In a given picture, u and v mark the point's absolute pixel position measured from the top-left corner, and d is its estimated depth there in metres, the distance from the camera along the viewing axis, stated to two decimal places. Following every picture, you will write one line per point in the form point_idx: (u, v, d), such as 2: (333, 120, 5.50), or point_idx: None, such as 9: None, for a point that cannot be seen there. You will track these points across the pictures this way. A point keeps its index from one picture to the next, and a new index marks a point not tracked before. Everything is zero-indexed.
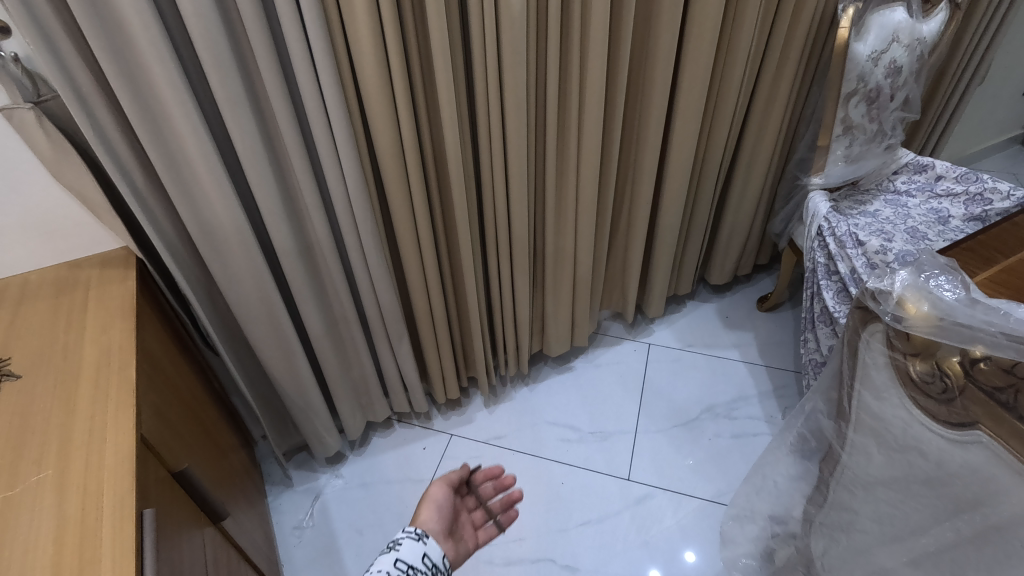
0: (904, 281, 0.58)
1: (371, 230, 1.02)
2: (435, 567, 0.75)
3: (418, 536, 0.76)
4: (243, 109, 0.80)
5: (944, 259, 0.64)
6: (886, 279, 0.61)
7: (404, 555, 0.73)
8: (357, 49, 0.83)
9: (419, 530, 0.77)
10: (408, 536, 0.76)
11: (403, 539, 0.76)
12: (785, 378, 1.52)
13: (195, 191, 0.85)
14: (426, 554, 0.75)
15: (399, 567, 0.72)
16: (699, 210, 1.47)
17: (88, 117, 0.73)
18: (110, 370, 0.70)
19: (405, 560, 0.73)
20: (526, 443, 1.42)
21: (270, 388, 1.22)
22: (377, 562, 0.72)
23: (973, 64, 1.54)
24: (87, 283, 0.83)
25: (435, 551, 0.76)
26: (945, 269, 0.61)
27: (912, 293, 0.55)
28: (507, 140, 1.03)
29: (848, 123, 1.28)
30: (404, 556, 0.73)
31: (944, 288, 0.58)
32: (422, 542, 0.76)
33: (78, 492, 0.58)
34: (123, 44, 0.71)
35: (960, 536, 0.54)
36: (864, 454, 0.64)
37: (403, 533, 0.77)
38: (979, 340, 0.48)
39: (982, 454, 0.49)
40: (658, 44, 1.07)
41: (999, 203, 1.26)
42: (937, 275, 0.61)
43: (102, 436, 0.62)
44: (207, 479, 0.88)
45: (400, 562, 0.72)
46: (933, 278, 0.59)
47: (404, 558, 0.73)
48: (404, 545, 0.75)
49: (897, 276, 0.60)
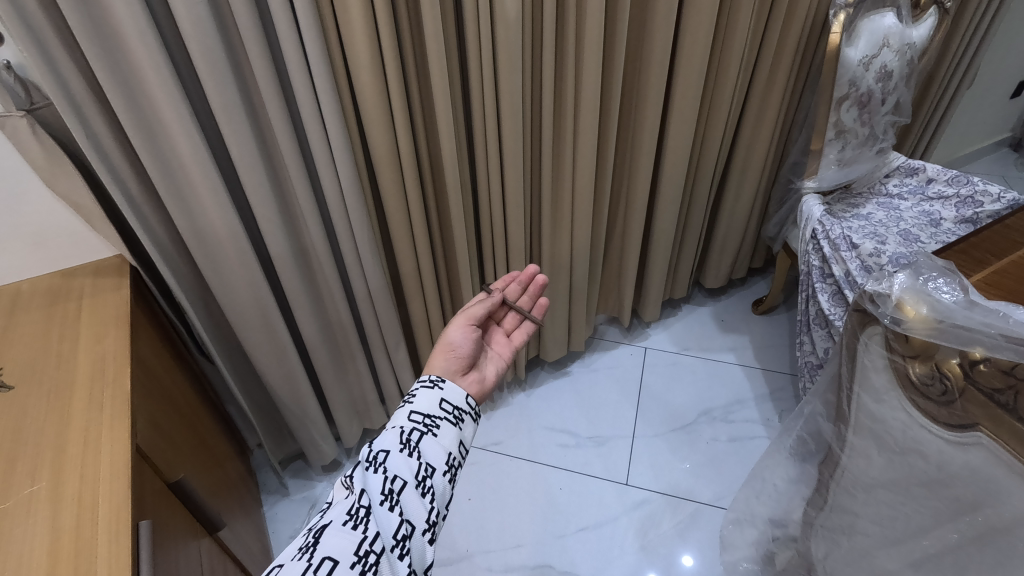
0: (903, 283, 0.58)
1: (367, 236, 1.01)
2: (456, 411, 0.74)
3: (432, 384, 0.76)
4: (238, 115, 0.80)
5: (941, 262, 0.65)
6: (883, 282, 0.61)
7: (419, 406, 0.72)
8: (354, 55, 0.83)
9: (433, 379, 0.76)
10: (422, 387, 0.75)
11: (416, 392, 0.75)
12: (781, 380, 1.52)
13: (190, 199, 0.85)
14: (442, 401, 0.74)
15: (416, 419, 0.70)
16: (694, 214, 1.47)
17: (82, 125, 0.73)
18: (104, 381, 0.69)
19: (420, 411, 0.72)
20: (523, 449, 1.41)
21: (266, 396, 1.21)
22: (392, 420, 0.71)
23: (962, 69, 1.56)
24: (81, 292, 0.82)
25: (454, 395, 0.75)
26: (942, 271, 0.61)
27: (911, 296, 0.56)
28: (503, 146, 1.03)
29: (841, 127, 1.29)
30: (419, 408, 0.72)
31: (943, 291, 0.58)
32: (438, 389, 0.75)
33: (73, 505, 0.57)
34: (118, 52, 0.71)
35: (963, 537, 0.54)
36: (865, 456, 0.64)
37: (416, 386, 0.76)
38: (979, 342, 0.48)
39: (982, 455, 0.49)
40: (653, 49, 1.08)
41: (990, 205, 1.27)
42: (934, 278, 0.61)
43: (97, 447, 0.62)
44: (202, 489, 0.87)
45: (416, 414, 0.71)
46: (931, 281, 0.59)
47: (420, 409, 0.72)
48: (418, 397, 0.73)
49: (895, 279, 0.60)
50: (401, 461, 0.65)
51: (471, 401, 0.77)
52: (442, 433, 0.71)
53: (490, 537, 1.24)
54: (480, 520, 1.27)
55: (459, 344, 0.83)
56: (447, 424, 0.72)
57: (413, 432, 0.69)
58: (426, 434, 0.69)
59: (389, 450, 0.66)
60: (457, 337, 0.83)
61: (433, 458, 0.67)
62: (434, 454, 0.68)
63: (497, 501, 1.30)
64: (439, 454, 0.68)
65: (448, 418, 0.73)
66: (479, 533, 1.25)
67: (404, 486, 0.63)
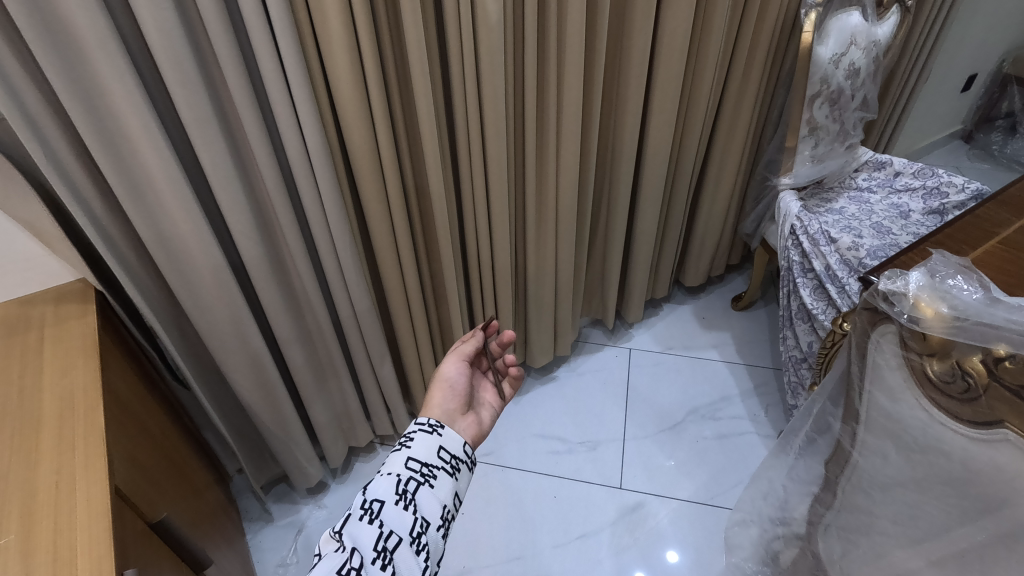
0: (919, 282, 0.59)
1: (349, 249, 0.97)
2: (455, 459, 0.71)
3: (431, 429, 0.71)
4: (210, 127, 0.75)
5: (955, 261, 0.66)
6: (897, 279, 0.62)
7: (416, 453, 0.68)
8: (331, 61, 0.80)
9: (432, 423, 0.72)
10: (420, 430, 0.71)
11: (414, 434, 0.70)
12: (765, 375, 1.54)
13: (160, 217, 0.80)
14: (440, 448, 0.70)
15: (412, 467, 0.67)
16: (675, 213, 1.47)
17: (39, 142, 0.67)
18: (75, 420, 0.64)
19: (417, 458, 0.68)
20: (515, 458, 1.39)
21: (245, 419, 1.15)
22: (388, 464, 0.67)
23: (920, 64, 1.62)
24: (42, 322, 0.76)
25: (452, 443, 0.71)
26: (959, 271, 0.62)
27: (928, 295, 0.57)
28: (487, 153, 1.01)
29: (814, 125, 1.31)
30: (417, 454, 0.68)
31: (963, 289, 0.59)
32: (436, 435, 0.71)
33: (47, 558, 0.52)
34: (77, 63, 0.66)
35: (988, 536, 0.54)
36: (880, 455, 0.64)
37: (413, 428, 0.72)
38: (1002, 339, 0.49)
39: (1007, 451, 0.49)
40: (632, 50, 1.06)
41: (955, 196, 1.31)
42: (952, 275, 0.63)
43: (71, 493, 0.57)
44: (184, 522, 0.81)
45: (413, 461, 0.67)
46: (951, 280, 0.60)
47: (417, 455, 0.68)
48: (415, 441, 0.69)
49: (911, 277, 0.61)
50: (395, 515, 0.62)
51: (467, 448, 0.73)
52: (438, 484, 0.67)
53: (485, 551, 1.21)
54: (475, 535, 1.24)
55: (457, 380, 0.81)
56: (444, 474, 0.68)
57: (409, 482, 0.65)
58: (422, 485, 0.66)
59: (384, 501, 0.63)
60: (456, 371, 0.82)
61: (429, 512, 0.64)
62: (429, 508, 0.64)
63: (492, 515, 1.28)
64: (434, 508, 0.65)
65: (445, 467, 0.69)
66: (474, 548, 1.22)
67: (398, 543, 0.60)
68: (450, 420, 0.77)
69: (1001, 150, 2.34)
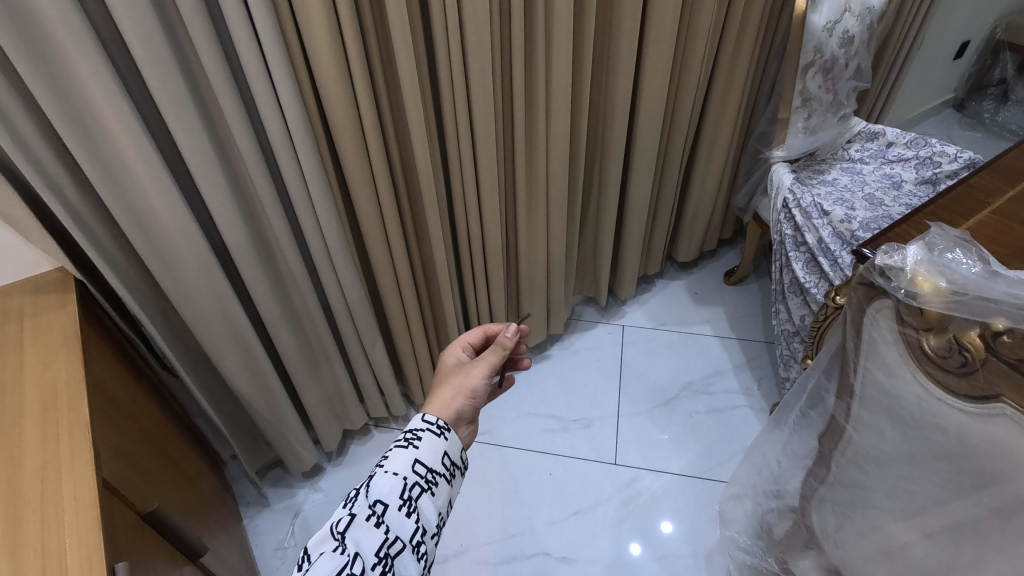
0: (915, 257, 0.59)
1: (336, 231, 0.95)
2: (453, 466, 0.70)
3: (439, 431, 0.70)
4: (186, 108, 0.73)
5: (952, 235, 0.66)
6: (895, 254, 0.62)
7: (423, 456, 0.67)
8: (310, 35, 0.77)
9: (441, 424, 0.71)
10: (427, 431, 0.70)
11: (422, 434, 0.69)
12: (757, 349, 1.55)
13: (139, 204, 0.77)
14: (445, 454, 0.69)
15: (418, 471, 0.66)
16: (667, 187, 1.45)
17: (7, 128, 0.64)
18: (59, 412, 0.62)
19: (424, 462, 0.67)
20: (510, 437, 1.39)
21: (236, 404, 1.14)
22: (392, 462, 0.66)
23: (914, 31, 1.59)
24: (20, 313, 0.74)
25: (454, 449, 0.71)
26: (957, 244, 0.61)
27: (925, 269, 0.57)
28: (474, 129, 0.98)
29: (807, 95, 1.30)
30: (424, 458, 0.67)
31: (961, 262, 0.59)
32: (443, 439, 0.70)
33: (36, 554, 0.51)
34: (41, 43, 0.63)
35: (981, 508, 0.54)
36: (875, 431, 0.64)
37: (422, 425, 0.70)
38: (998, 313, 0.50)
39: (1002, 425, 0.49)
40: (622, 19, 1.03)
41: (947, 165, 1.30)
42: (950, 249, 0.62)
43: (57, 487, 0.56)
44: (178, 512, 0.81)
45: (420, 465, 0.67)
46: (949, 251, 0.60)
47: (424, 459, 0.67)
48: (423, 443, 0.68)
49: (907, 251, 0.61)
50: (399, 521, 0.62)
51: (464, 454, 0.73)
52: (438, 491, 0.67)
53: (482, 529, 1.22)
54: (472, 513, 1.25)
55: (479, 393, 0.78)
56: (444, 480, 0.68)
57: (414, 487, 0.65)
58: (425, 491, 0.65)
59: (388, 504, 0.62)
60: (480, 382, 0.78)
61: (428, 520, 0.64)
62: (429, 516, 0.65)
63: (488, 493, 1.29)
64: (433, 515, 0.65)
65: (445, 474, 0.69)
66: (472, 526, 1.23)
67: (399, 550, 0.61)
68: (455, 421, 0.75)
69: (992, 118, 2.32)
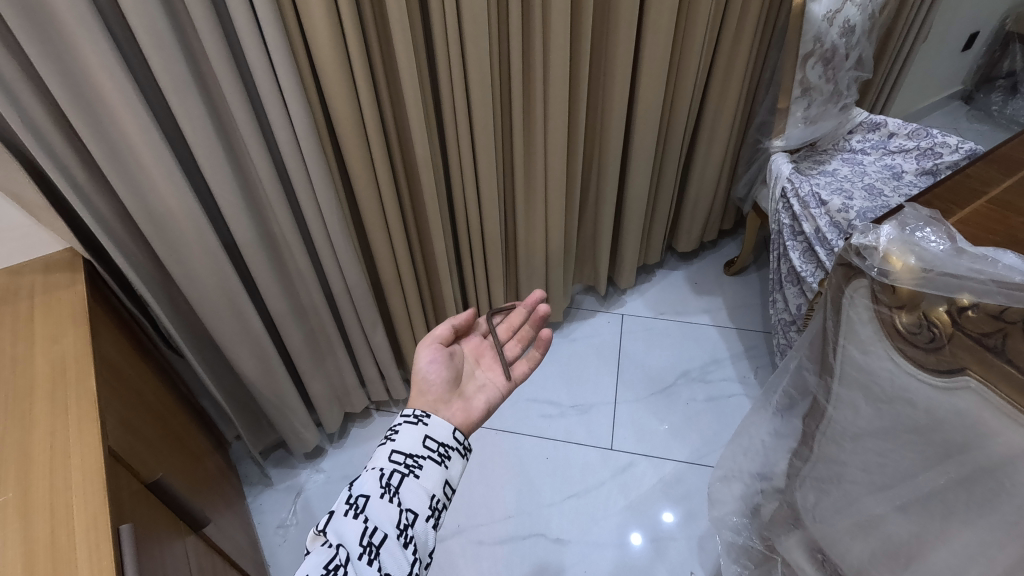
0: (889, 236, 0.61)
1: (337, 216, 0.97)
2: (443, 447, 0.73)
3: (417, 419, 0.74)
4: (190, 93, 0.75)
5: (927, 214, 0.68)
6: (869, 234, 0.64)
7: (401, 445, 0.71)
8: (309, 23, 0.78)
9: (418, 414, 0.75)
10: (405, 422, 0.74)
11: (400, 427, 0.73)
12: (755, 338, 1.56)
13: (145, 185, 0.80)
14: (427, 437, 0.72)
15: (396, 460, 0.69)
16: (667, 176, 1.46)
17: (17, 110, 0.67)
18: (67, 381, 0.65)
19: (402, 450, 0.70)
20: (508, 421, 1.41)
21: (239, 385, 1.17)
22: (372, 460, 0.70)
23: (919, 22, 1.58)
24: (31, 291, 0.77)
25: (439, 431, 0.74)
26: (928, 222, 0.64)
27: (897, 247, 0.59)
28: (472, 116, 1.00)
29: (807, 85, 1.30)
30: (401, 446, 0.71)
31: (930, 240, 0.61)
32: (422, 425, 0.73)
33: (45, 515, 0.54)
34: (48, 27, 0.65)
35: (950, 480, 0.56)
36: (852, 408, 0.66)
37: (401, 420, 0.74)
38: (965, 289, 0.51)
39: (969, 397, 0.51)
40: (620, 8, 1.04)
41: (948, 156, 1.30)
42: (921, 227, 0.65)
43: (65, 452, 0.58)
44: (183, 485, 0.84)
45: (397, 454, 0.70)
46: (920, 232, 0.62)
47: (401, 448, 0.70)
48: (400, 434, 0.72)
49: (882, 231, 0.63)
50: (380, 509, 0.64)
51: (458, 435, 0.75)
52: (424, 473, 0.69)
53: (479, 511, 1.25)
54: (470, 495, 1.28)
55: (429, 374, 0.81)
56: (429, 463, 0.70)
57: (393, 475, 0.68)
58: (407, 476, 0.68)
59: (369, 496, 0.65)
60: (426, 365, 0.82)
61: (415, 504, 0.66)
62: (414, 500, 0.67)
63: (484, 476, 1.31)
64: (421, 498, 0.67)
65: (432, 457, 0.71)
66: (469, 507, 1.26)
67: (384, 539, 0.62)
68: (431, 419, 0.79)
69: (1000, 111, 2.29)
